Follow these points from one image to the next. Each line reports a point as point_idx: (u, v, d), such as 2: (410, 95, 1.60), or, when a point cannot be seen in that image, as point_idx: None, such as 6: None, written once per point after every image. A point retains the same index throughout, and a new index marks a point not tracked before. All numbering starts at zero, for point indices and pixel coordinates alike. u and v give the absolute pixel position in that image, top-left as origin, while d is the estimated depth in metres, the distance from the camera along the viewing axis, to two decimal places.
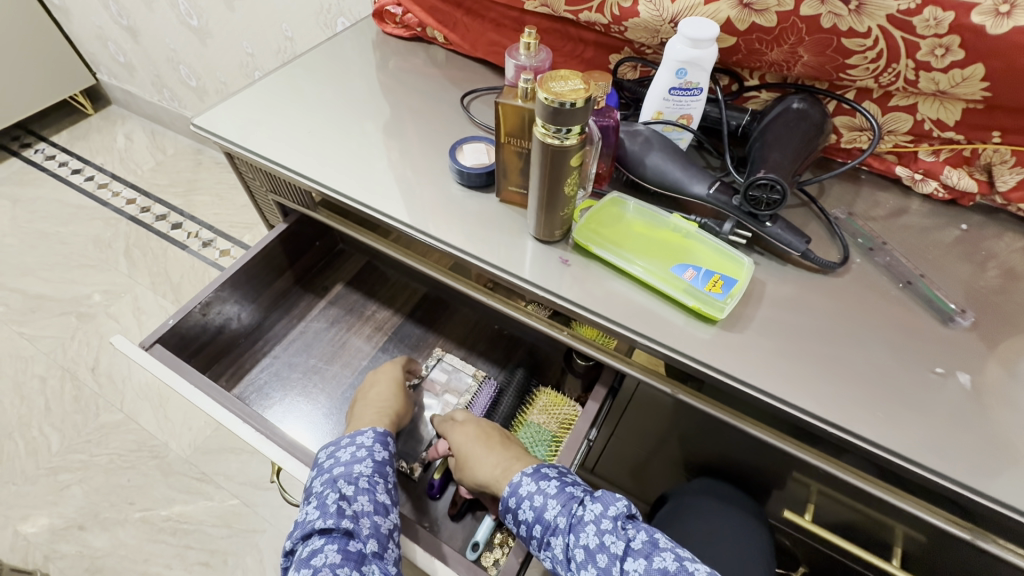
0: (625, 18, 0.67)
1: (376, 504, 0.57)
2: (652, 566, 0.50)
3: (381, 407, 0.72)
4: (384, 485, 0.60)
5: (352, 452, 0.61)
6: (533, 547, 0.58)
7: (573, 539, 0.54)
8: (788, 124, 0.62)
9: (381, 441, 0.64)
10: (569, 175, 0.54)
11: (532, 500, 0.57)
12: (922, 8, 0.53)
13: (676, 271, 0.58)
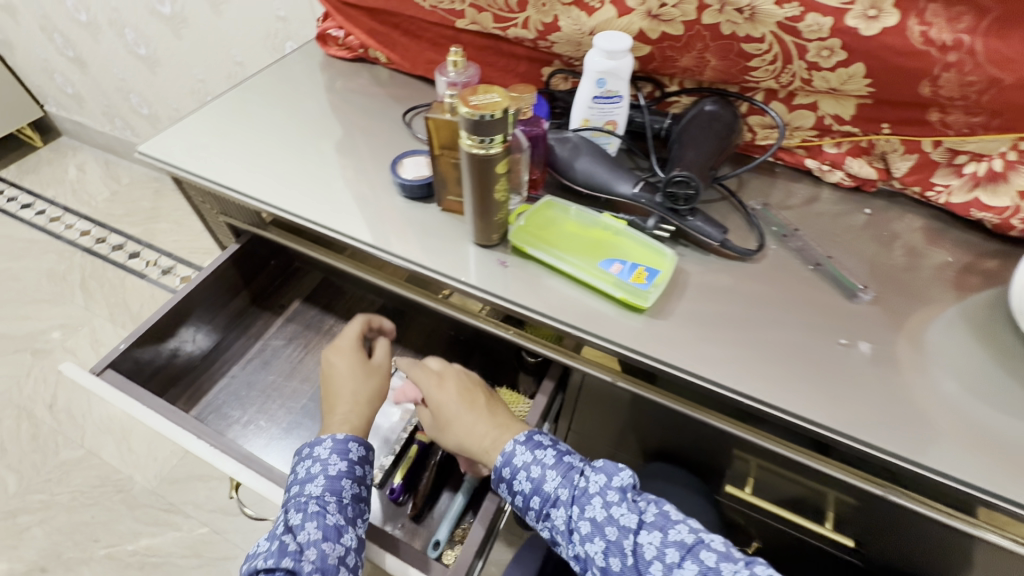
0: (549, 33, 0.71)
1: (325, 530, 0.56)
2: (665, 539, 0.52)
3: (348, 418, 0.68)
4: (337, 505, 0.59)
5: (308, 471, 0.62)
6: (531, 517, 0.60)
7: (579, 511, 0.56)
8: (703, 125, 0.68)
9: (340, 451, 0.64)
10: (498, 181, 0.58)
11: (530, 471, 0.59)
12: (806, 14, 0.59)
13: (604, 266, 0.62)
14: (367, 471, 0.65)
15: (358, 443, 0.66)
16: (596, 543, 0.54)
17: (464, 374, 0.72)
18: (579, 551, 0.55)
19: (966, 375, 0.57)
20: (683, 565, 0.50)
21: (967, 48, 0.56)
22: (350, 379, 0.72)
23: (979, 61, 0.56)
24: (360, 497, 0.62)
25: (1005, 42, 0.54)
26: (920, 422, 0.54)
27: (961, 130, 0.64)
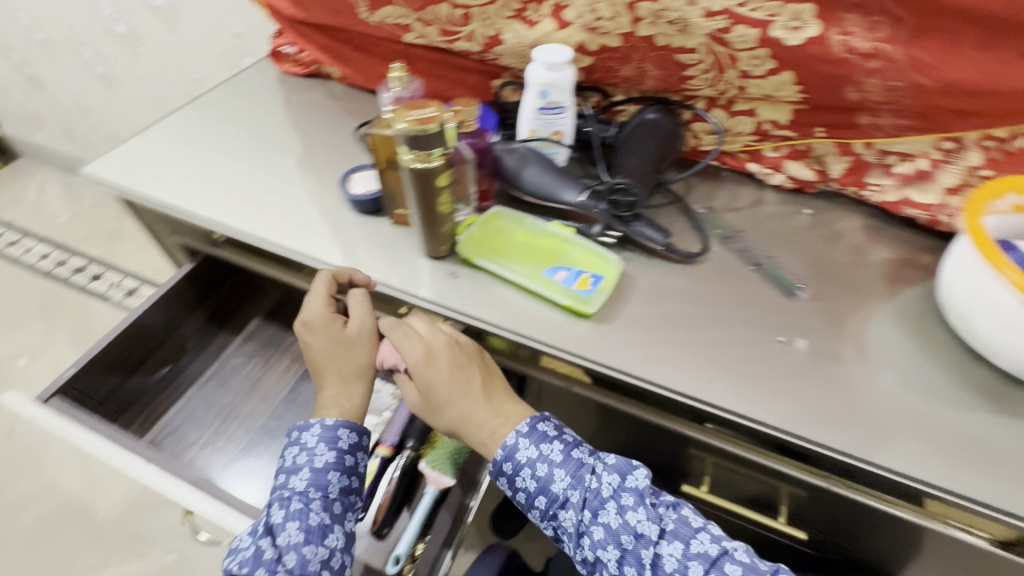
0: (494, 46, 0.72)
1: (307, 532, 0.55)
2: (688, 551, 0.52)
3: (339, 401, 0.63)
4: (322, 502, 0.57)
5: (293, 464, 0.60)
6: (535, 515, 0.58)
7: (591, 516, 0.55)
8: (645, 133, 0.70)
9: (328, 440, 0.60)
10: (441, 194, 0.59)
11: (536, 470, 0.57)
12: (734, 26, 0.61)
13: (548, 273, 0.64)
14: (360, 458, 0.62)
15: (349, 429, 0.62)
16: (610, 551, 0.53)
17: (455, 346, 0.61)
18: (588, 555, 0.55)
19: (900, 368, 0.59)
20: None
21: (884, 56, 0.58)
22: (330, 361, 0.64)
23: (897, 68, 0.59)
24: (349, 488, 0.60)
25: (919, 50, 0.57)
26: (858, 415, 0.56)
27: (889, 132, 0.66)
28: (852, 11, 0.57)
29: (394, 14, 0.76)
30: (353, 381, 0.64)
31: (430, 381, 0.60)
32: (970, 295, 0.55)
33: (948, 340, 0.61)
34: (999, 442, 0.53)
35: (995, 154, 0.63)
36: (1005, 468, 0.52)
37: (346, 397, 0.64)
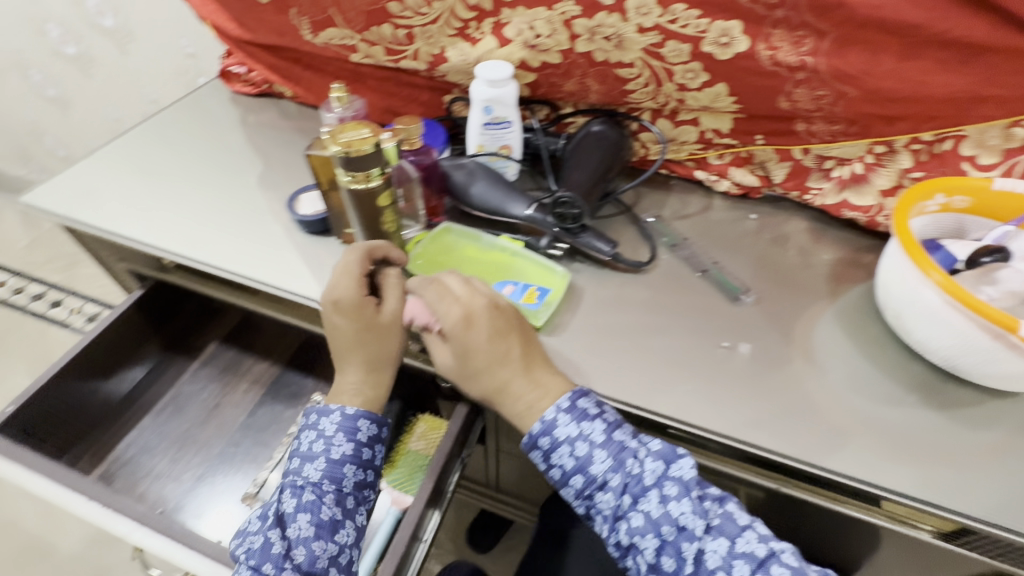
0: (439, 64, 0.73)
1: (318, 527, 0.52)
2: (733, 550, 0.47)
3: (360, 388, 0.59)
4: (335, 496, 0.55)
5: (306, 449, 0.57)
6: (568, 494, 0.55)
7: (631, 501, 0.51)
8: (589, 146, 0.71)
9: (347, 431, 0.58)
10: (383, 213, 0.59)
11: (574, 448, 0.53)
12: (666, 41, 0.62)
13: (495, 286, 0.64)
14: (378, 451, 0.60)
15: (370, 421, 0.59)
16: (647, 539, 0.50)
17: (494, 308, 0.57)
18: (623, 540, 0.51)
19: (844, 368, 0.61)
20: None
21: (811, 68, 0.60)
22: (357, 344, 0.59)
23: (824, 78, 0.61)
24: (364, 482, 0.58)
25: (843, 61, 0.59)
26: (803, 416, 0.57)
27: (825, 138, 0.68)
28: (778, 26, 0.59)
29: (338, 35, 0.75)
30: (382, 368, 0.60)
31: (466, 345, 0.55)
32: (902, 295, 0.56)
33: (887, 337, 0.63)
34: (936, 436, 0.55)
35: (924, 156, 0.65)
36: (943, 462, 0.53)
37: (368, 386, 0.60)
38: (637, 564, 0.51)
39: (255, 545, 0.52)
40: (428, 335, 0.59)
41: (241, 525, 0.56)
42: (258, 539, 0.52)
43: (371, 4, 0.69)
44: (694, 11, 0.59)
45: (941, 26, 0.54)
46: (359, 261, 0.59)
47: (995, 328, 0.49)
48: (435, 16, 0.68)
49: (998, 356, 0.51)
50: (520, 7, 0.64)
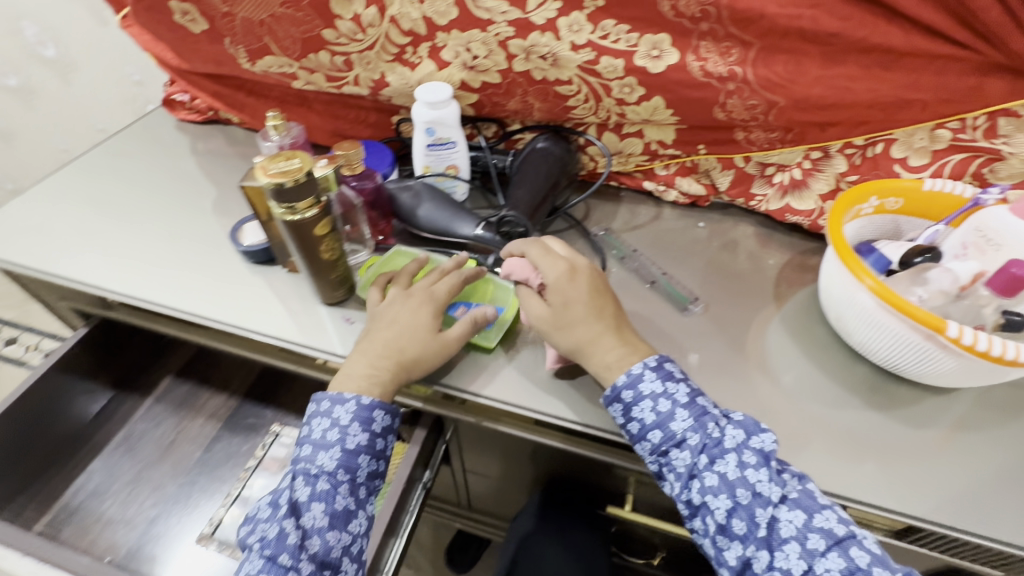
0: (381, 88, 0.72)
1: (332, 517, 0.52)
2: (809, 524, 0.47)
3: (373, 374, 0.57)
4: (349, 486, 0.54)
5: (323, 433, 0.56)
6: (642, 450, 0.54)
7: (708, 461, 0.51)
8: (534, 162, 0.71)
9: (362, 420, 0.56)
10: (322, 242, 0.58)
11: (658, 404, 0.53)
12: (600, 57, 0.63)
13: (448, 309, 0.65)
14: (390, 441, 0.58)
15: (385, 412, 0.57)
16: (720, 499, 0.50)
17: (595, 271, 0.60)
18: (693, 499, 0.51)
19: (792, 372, 0.61)
20: (827, 556, 0.46)
21: (741, 78, 0.61)
22: (411, 324, 0.59)
23: (754, 88, 0.62)
24: (377, 471, 0.57)
25: (770, 70, 0.60)
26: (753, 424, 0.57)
27: (763, 145, 0.70)
28: (704, 38, 0.60)
29: (276, 63, 0.74)
30: (403, 365, 0.58)
31: (567, 296, 0.57)
32: (841, 299, 0.58)
33: (832, 339, 0.64)
34: (880, 436, 0.56)
35: (857, 160, 0.67)
36: (887, 460, 0.54)
37: (388, 372, 0.57)
38: (706, 525, 0.50)
39: (269, 533, 0.51)
40: (521, 290, 0.60)
41: (251, 508, 0.55)
42: (273, 528, 0.51)
43: (306, 31, 0.69)
44: (624, 26, 0.61)
45: (858, 35, 0.56)
46: (457, 277, 0.63)
47: (925, 330, 0.49)
48: (371, 41, 0.68)
49: (932, 356, 0.52)
50: (455, 30, 0.64)
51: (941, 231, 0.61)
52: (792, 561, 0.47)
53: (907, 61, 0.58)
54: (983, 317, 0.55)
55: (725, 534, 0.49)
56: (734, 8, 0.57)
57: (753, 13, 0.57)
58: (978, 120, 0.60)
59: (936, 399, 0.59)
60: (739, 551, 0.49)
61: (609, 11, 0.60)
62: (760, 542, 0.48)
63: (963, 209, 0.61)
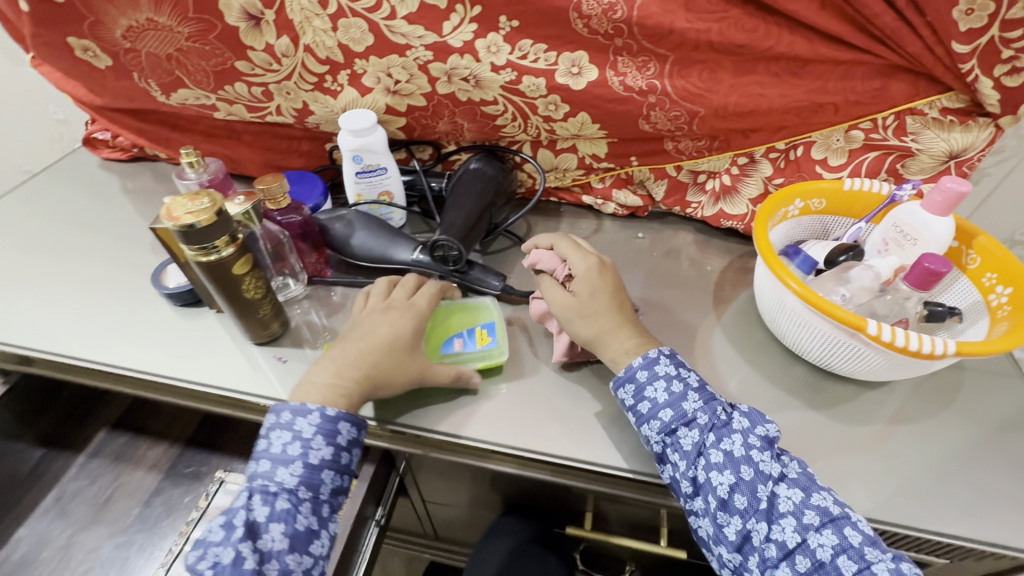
0: (304, 117, 0.73)
1: (293, 538, 0.49)
2: (807, 501, 0.47)
3: (338, 384, 0.55)
4: (311, 504, 0.50)
5: (281, 447, 0.51)
6: (649, 430, 0.53)
7: (715, 439, 0.51)
8: (467, 184, 0.70)
9: (326, 433, 0.52)
10: (244, 281, 0.56)
11: (671, 384, 0.54)
12: (522, 77, 0.63)
13: (444, 347, 0.63)
14: (356, 454, 0.55)
15: (351, 424, 0.53)
16: (724, 475, 0.49)
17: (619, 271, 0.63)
18: (698, 477, 0.50)
19: (733, 377, 0.62)
20: (821, 532, 0.46)
21: (660, 90, 0.62)
22: (390, 338, 0.57)
23: (674, 99, 0.63)
24: (341, 487, 0.53)
25: (687, 81, 0.62)
26: None
27: (692, 154, 0.71)
28: (620, 54, 0.61)
29: (192, 96, 0.73)
30: (370, 378, 0.55)
31: (595, 287, 0.59)
32: (773, 302, 0.58)
33: (770, 342, 0.65)
34: (821, 436, 0.57)
35: (782, 163, 0.69)
36: (827, 459, 0.55)
37: (353, 383, 0.55)
38: (707, 503, 0.49)
39: (223, 558, 0.46)
40: (545, 280, 0.62)
41: (200, 531, 0.49)
42: (227, 552, 0.46)
43: (217, 65, 0.69)
44: (541, 46, 0.61)
45: (765, 45, 0.58)
46: (434, 288, 0.63)
47: (849, 329, 0.50)
48: (287, 72, 0.68)
49: (860, 353, 0.53)
50: (373, 56, 0.64)
51: (864, 228, 0.64)
52: (788, 534, 0.46)
53: (814, 67, 0.60)
54: (906, 309, 0.55)
55: (726, 509, 0.48)
56: (644, 24, 0.58)
57: (663, 28, 0.57)
58: (887, 120, 0.62)
59: (870, 393, 0.60)
60: (739, 527, 0.48)
61: (525, 32, 0.60)
62: (762, 516, 0.47)
63: (881, 206, 0.62)
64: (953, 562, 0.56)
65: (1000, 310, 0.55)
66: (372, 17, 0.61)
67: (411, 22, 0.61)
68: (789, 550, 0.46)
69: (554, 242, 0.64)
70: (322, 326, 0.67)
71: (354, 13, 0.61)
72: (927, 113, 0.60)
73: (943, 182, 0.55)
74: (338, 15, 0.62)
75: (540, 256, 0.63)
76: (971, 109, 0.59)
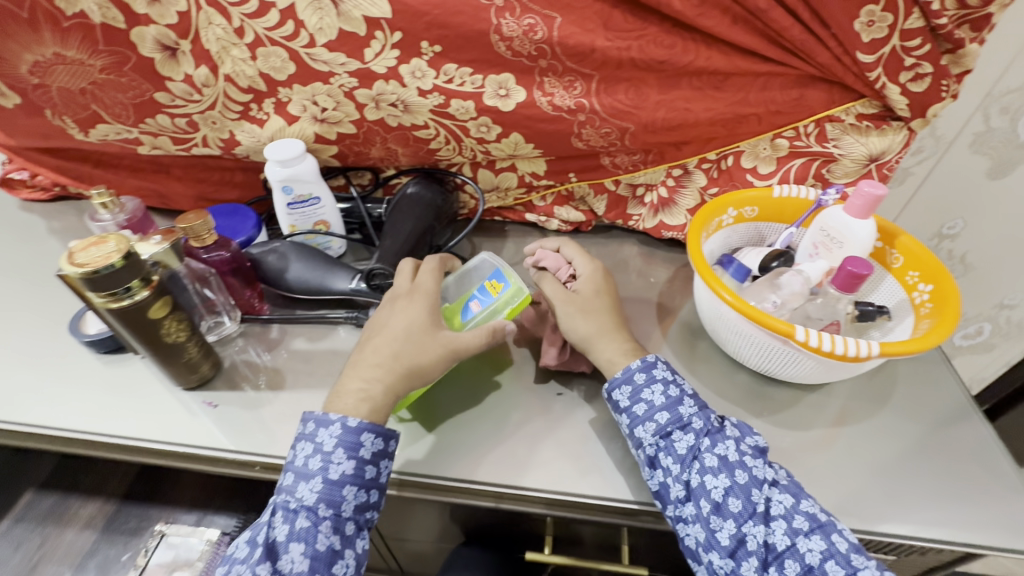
0: (232, 147, 0.70)
1: (313, 559, 0.47)
2: (796, 506, 0.47)
3: (365, 390, 0.53)
4: (332, 522, 0.48)
5: (304, 461, 0.50)
6: (643, 432, 0.53)
7: (709, 443, 0.51)
8: (404, 210, 0.69)
9: (348, 447, 0.50)
10: (163, 324, 0.53)
11: (668, 388, 0.54)
12: (449, 101, 0.63)
13: (466, 316, 0.58)
14: (383, 468, 0.52)
15: (373, 435, 0.51)
16: (719, 478, 0.49)
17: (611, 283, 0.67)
18: (691, 482, 0.49)
19: None
20: (810, 537, 0.45)
21: (588, 108, 0.63)
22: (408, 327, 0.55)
23: (603, 116, 0.64)
24: (367, 503, 0.50)
25: (614, 98, 0.62)
26: None
27: (628, 168, 0.71)
28: (546, 74, 0.61)
29: (112, 131, 0.70)
30: (400, 376, 0.53)
31: (597, 287, 0.62)
32: (710, 312, 0.59)
33: (712, 353, 0.65)
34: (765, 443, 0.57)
35: (714, 173, 0.70)
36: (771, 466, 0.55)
37: (380, 385, 0.53)
38: (700, 508, 0.48)
39: None
40: (548, 277, 0.63)
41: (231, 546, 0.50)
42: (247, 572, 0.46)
43: (135, 97, 0.66)
44: (466, 70, 0.61)
45: (684, 60, 0.59)
46: (434, 263, 0.60)
47: (780, 338, 0.51)
48: (210, 101, 0.66)
49: (793, 358, 0.54)
50: (297, 84, 0.64)
51: (795, 233, 0.65)
52: (777, 537, 0.46)
53: (735, 80, 0.61)
54: (837, 311, 0.57)
55: (720, 513, 0.47)
56: (565, 44, 0.58)
57: (584, 47, 0.58)
58: (808, 128, 0.63)
59: (810, 396, 0.61)
60: (732, 531, 0.47)
61: (448, 55, 0.60)
62: (757, 520, 0.47)
63: (809, 211, 0.64)
64: (898, 560, 0.57)
65: (923, 307, 0.57)
66: (291, 45, 0.60)
67: (332, 49, 0.60)
68: (778, 554, 0.45)
69: (560, 245, 0.67)
70: (260, 364, 0.64)
71: (273, 42, 0.60)
72: (844, 118, 0.62)
73: (860, 186, 0.57)
74: (258, 44, 0.61)
75: (544, 256, 0.65)
76: (884, 113, 0.61)
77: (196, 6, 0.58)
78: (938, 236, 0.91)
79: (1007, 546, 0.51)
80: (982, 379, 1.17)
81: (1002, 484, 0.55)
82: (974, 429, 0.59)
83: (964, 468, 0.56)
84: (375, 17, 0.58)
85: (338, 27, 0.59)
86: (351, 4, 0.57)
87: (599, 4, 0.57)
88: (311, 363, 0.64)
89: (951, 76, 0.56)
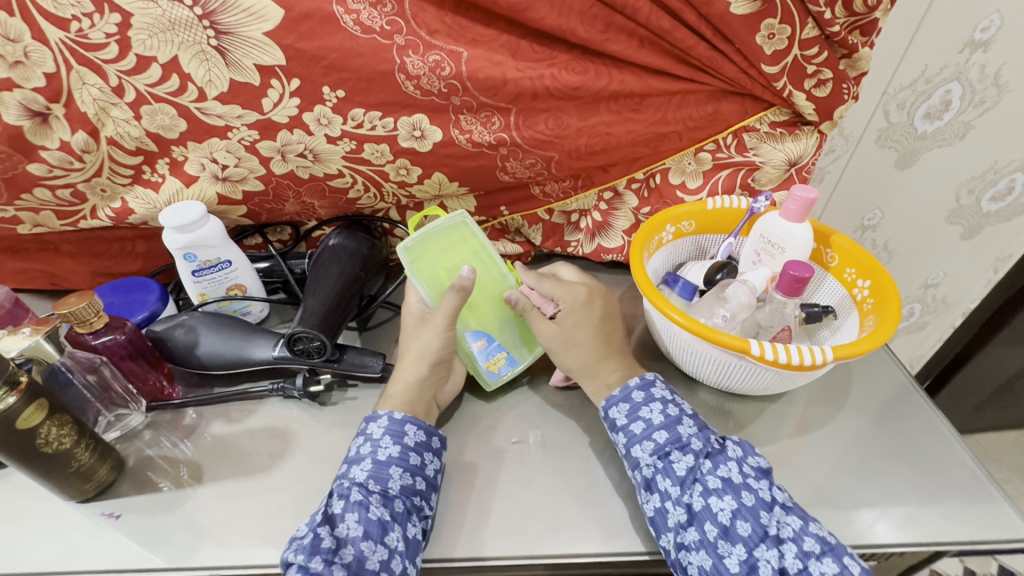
0: (124, 217, 0.63)
1: (367, 526, 0.44)
2: (806, 528, 0.44)
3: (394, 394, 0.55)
4: (381, 498, 0.46)
5: (360, 448, 0.50)
6: (641, 451, 0.50)
7: (710, 465, 0.47)
8: (325, 264, 0.64)
9: (394, 434, 0.50)
10: (41, 430, 0.45)
11: (667, 407, 0.52)
12: (362, 145, 0.60)
13: (469, 339, 0.60)
14: (430, 462, 0.51)
15: (418, 425, 0.51)
16: (724, 500, 0.45)
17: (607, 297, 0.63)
18: (693, 505, 0.46)
19: None
20: (822, 560, 0.42)
21: (509, 142, 0.61)
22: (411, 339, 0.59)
23: (525, 148, 0.62)
24: (415, 489, 0.48)
25: (534, 130, 0.61)
26: (600, 485, 0.54)
27: (560, 196, 0.70)
28: (461, 112, 0.59)
29: None
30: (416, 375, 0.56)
31: (581, 318, 0.59)
32: (663, 334, 0.57)
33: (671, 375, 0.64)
34: None
35: (645, 193, 0.69)
36: None
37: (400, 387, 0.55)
38: (705, 533, 0.44)
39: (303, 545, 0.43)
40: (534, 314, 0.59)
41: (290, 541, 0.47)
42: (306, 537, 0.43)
43: (6, 170, 0.59)
44: (374, 113, 0.58)
45: (598, 85, 0.58)
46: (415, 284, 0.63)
47: (735, 352, 0.50)
48: (95, 168, 0.60)
49: (751, 370, 0.52)
50: (191, 141, 0.59)
51: (734, 243, 0.66)
52: (789, 561, 0.42)
53: (651, 101, 0.60)
54: (786, 316, 0.56)
55: (728, 537, 0.44)
56: (476, 78, 0.56)
57: (495, 80, 0.56)
58: (727, 139, 0.64)
59: (766, 410, 0.61)
60: (741, 557, 0.43)
61: (354, 100, 0.57)
62: (769, 543, 0.43)
63: (744, 219, 0.64)
64: (878, 562, 0.57)
65: (866, 303, 0.57)
66: (179, 101, 0.56)
67: (226, 101, 0.56)
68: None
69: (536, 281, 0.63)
70: (177, 456, 0.56)
71: (158, 98, 0.55)
72: (759, 128, 0.63)
73: (794, 191, 0.57)
74: (140, 102, 0.56)
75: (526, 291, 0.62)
76: (795, 119, 0.62)
77: (66, 66, 0.53)
78: (861, 227, 0.95)
79: (975, 538, 0.50)
80: (921, 356, 1.22)
81: (964, 472, 0.55)
82: (911, 416, 0.60)
83: (928, 459, 0.56)
84: (268, 64, 0.54)
85: (228, 77, 0.55)
86: (240, 52, 0.53)
87: (504, 37, 0.57)
88: (237, 444, 0.57)
89: (849, 79, 0.58)
